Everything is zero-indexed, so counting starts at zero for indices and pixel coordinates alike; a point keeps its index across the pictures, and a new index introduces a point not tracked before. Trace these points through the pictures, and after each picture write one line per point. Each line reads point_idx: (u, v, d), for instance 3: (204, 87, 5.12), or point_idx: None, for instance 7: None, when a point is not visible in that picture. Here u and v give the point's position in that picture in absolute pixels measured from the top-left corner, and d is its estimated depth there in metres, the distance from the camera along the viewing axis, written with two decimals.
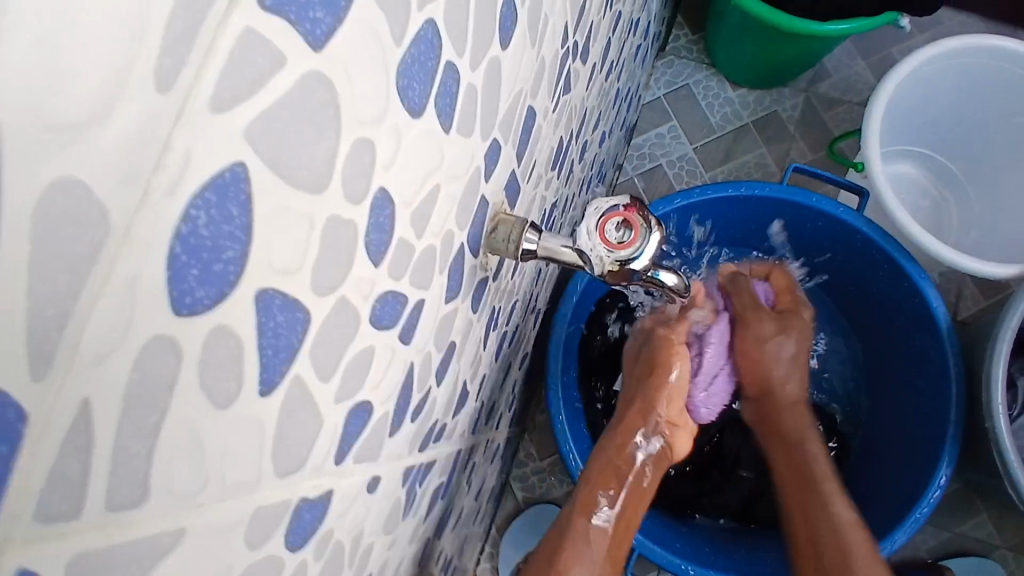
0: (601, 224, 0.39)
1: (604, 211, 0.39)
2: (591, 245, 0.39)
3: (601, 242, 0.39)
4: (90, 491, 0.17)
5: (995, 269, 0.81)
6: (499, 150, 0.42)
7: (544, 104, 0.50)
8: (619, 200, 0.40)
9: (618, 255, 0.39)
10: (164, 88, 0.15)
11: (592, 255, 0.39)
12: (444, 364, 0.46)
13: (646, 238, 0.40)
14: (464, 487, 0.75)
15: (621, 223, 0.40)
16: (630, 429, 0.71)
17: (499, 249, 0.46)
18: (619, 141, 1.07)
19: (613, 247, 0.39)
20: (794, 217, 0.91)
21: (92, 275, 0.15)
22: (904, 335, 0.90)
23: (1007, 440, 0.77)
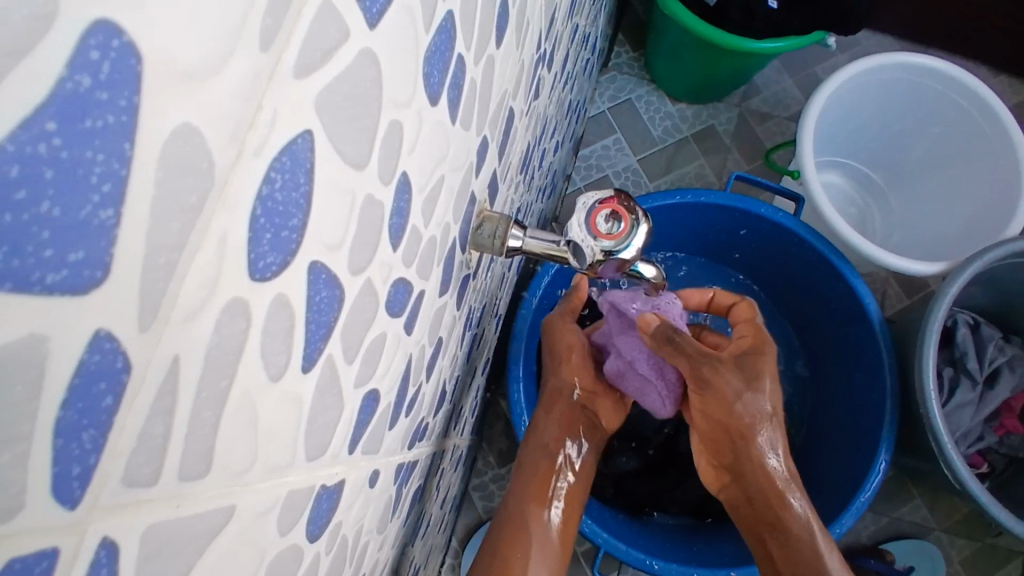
0: (590, 217, 0.41)
1: (593, 203, 0.41)
2: (582, 238, 0.41)
3: (590, 233, 0.41)
4: (168, 456, 0.16)
5: (921, 266, 0.88)
6: (486, 146, 0.43)
7: (519, 107, 0.51)
8: (605, 194, 0.41)
9: (607, 245, 0.41)
10: (265, 46, 0.15)
11: (582, 246, 0.41)
12: (432, 361, 0.46)
13: (635, 230, 0.41)
14: (433, 495, 0.75)
15: (610, 215, 0.41)
16: (560, 412, 0.70)
17: (483, 246, 0.47)
18: (568, 152, 1.10)
19: (603, 238, 0.41)
20: (738, 222, 0.96)
21: (196, 226, 0.14)
22: (841, 331, 0.95)
23: (940, 423, 0.83)
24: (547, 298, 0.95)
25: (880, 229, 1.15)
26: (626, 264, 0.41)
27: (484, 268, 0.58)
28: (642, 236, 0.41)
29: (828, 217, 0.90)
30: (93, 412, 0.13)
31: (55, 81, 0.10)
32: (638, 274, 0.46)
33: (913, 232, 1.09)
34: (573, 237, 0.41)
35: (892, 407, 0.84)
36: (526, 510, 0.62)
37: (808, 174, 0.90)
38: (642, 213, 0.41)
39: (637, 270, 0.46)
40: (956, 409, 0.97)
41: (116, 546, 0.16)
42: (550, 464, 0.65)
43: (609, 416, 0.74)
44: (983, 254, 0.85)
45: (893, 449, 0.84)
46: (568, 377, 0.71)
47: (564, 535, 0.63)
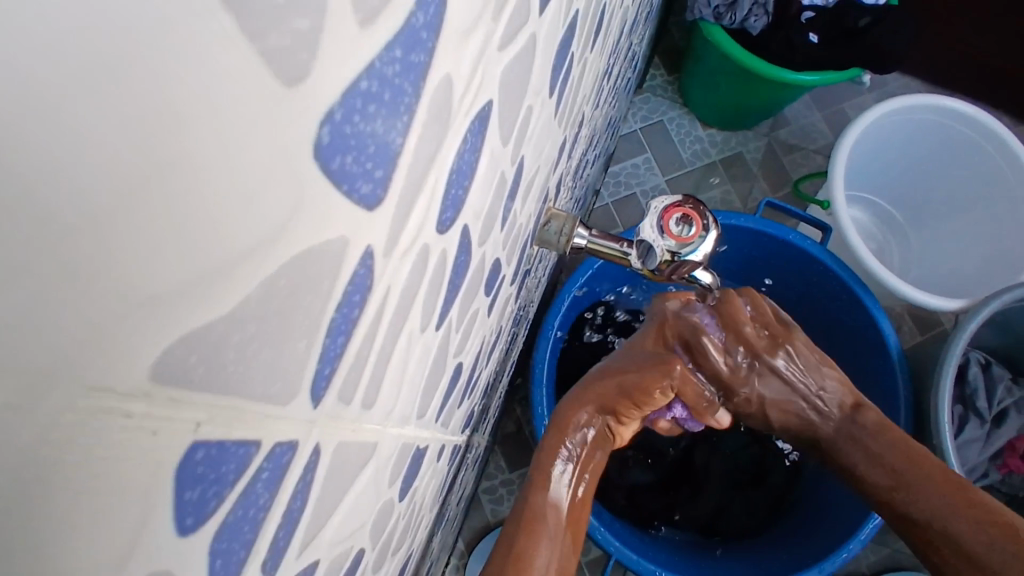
0: (660, 219, 0.43)
1: (664, 206, 0.43)
2: (652, 239, 0.43)
3: (661, 232, 0.43)
4: (362, 380, 0.18)
5: (944, 303, 0.89)
6: (564, 145, 0.45)
7: (588, 113, 0.54)
8: (675, 199, 0.43)
9: (673, 247, 0.43)
10: (494, 16, 0.17)
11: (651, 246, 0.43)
12: (491, 351, 0.47)
13: (702, 235, 0.42)
14: (455, 491, 0.76)
15: (681, 219, 0.43)
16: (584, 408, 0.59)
17: (549, 242, 0.49)
18: (600, 167, 1.12)
19: (670, 240, 0.43)
20: (765, 248, 0.98)
21: (429, 168, 0.16)
22: (857, 361, 0.97)
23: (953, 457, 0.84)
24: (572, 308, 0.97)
25: (896, 264, 1.17)
26: (689, 267, 0.43)
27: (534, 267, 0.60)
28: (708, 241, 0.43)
29: (854, 248, 0.91)
30: (349, 319, 0.15)
31: (409, 15, 0.12)
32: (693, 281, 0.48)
33: (931, 271, 1.11)
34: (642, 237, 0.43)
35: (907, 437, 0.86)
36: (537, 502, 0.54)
37: (837, 205, 0.92)
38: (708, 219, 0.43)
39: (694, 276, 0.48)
40: (964, 445, 0.99)
41: (319, 455, 0.16)
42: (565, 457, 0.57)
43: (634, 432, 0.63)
44: (1003, 295, 0.87)
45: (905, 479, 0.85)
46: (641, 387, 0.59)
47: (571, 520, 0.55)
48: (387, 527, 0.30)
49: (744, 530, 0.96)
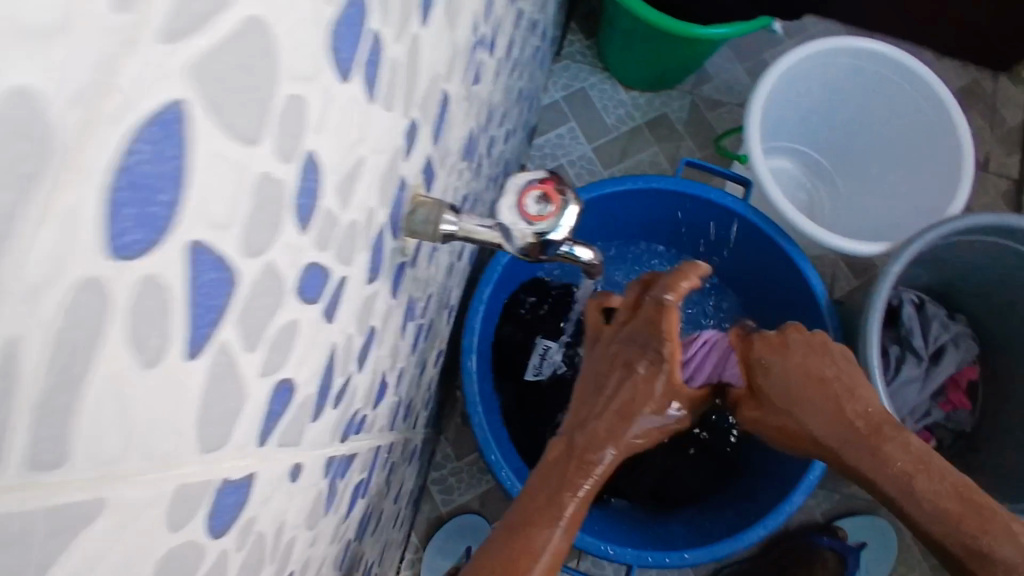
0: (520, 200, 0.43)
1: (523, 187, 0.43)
2: (512, 220, 0.43)
3: (522, 216, 0.42)
4: (6, 445, 0.16)
5: (867, 248, 0.88)
6: (417, 130, 0.42)
7: (459, 90, 0.51)
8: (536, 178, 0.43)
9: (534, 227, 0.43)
10: (118, 7, 0.15)
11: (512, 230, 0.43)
12: (366, 353, 0.45)
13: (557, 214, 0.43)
14: (384, 490, 0.74)
15: (539, 198, 0.43)
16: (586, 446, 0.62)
17: (418, 232, 0.45)
18: (521, 140, 1.09)
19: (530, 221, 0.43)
20: (690, 209, 0.96)
21: (33, 195, 0.14)
22: (789, 315, 0.96)
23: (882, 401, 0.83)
24: (500, 289, 0.95)
25: (827, 211, 1.17)
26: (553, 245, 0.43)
27: (425, 256, 0.57)
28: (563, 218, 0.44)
29: (776, 201, 0.90)
30: None
31: None
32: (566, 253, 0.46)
33: (862, 217, 1.11)
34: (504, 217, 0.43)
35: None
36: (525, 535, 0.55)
37: (755, 159, 0.90)
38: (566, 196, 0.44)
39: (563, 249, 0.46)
40: (904, 384, 0.99)
41: None
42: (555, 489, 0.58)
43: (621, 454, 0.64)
44: (924, 234, 0.87)
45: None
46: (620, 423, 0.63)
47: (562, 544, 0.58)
48: (200, 568, 0.28)
49: (691, 490, 0.95)
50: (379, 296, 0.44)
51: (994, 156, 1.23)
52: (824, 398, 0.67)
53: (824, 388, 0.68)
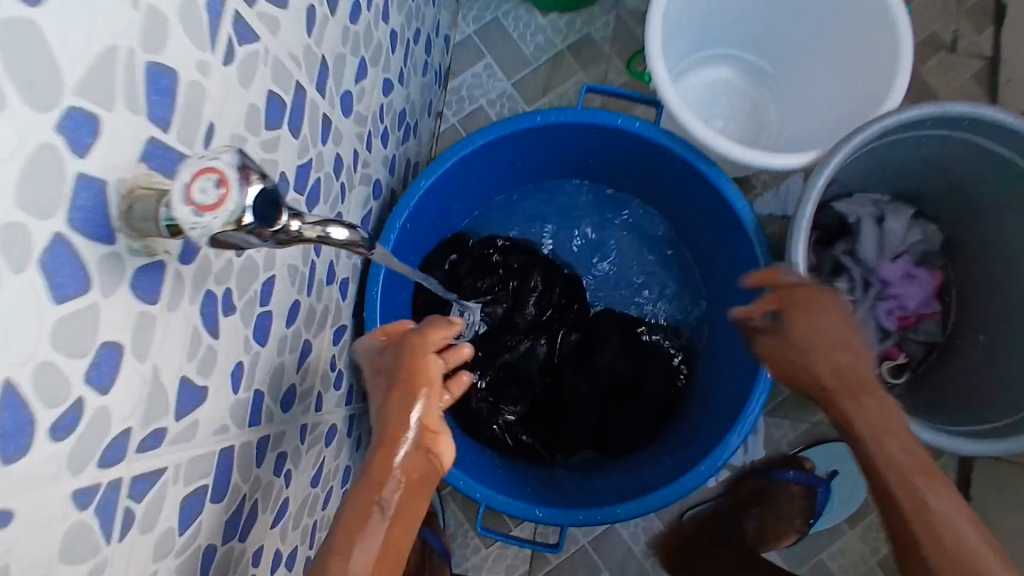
0: (186, 199, 0.32)
1: (192, 174, 0.33)
2: (192, 222, 0.32)
3: (196, 207, 0.32)
4: None
5: (788, 161, 0.79)
6: (97, 122, 0.36)
7: (201, 58, 0.44)
8: (206, 162, 0.33)
9: (232, 215, 0.33)
10: None
11: (202, 229, 0.33)
12: (118, 366, 0.41)
13: (239, 188, 0.33)
14: (281, 479, 0.72)
15: (215, 181, 0.33)
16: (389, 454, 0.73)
17: (143, 230, 0.40)
18: (426, 87, 1.01)
19: (216, 210, 0.33)
20: (600, 140, 0.87)
21: None
22: (720, 241, 0.89)
23: None
24: (405, 252, 0.90)
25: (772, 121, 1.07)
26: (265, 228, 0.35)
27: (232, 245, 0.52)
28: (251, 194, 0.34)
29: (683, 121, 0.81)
30: None
31: None
32: (300, 231, 0.38)
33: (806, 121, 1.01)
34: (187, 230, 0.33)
35: (772, 319, 0.81)
36: (343, 542, 0.67)
37: (658, 76, 0.80)
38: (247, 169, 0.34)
39: (290, 227, 0.38)
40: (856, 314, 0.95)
41: None
42: (368, 497, 0.70)
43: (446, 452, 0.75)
44: (852, 137, 0.77)
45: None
46: (405, 417, 0.74)
47: (393, 548, 0.69)
48: None
49: (632, 437, 0.91)
50: (110, 308, 0.40)
51: (962, 36, 1.08)
52: (874, 402, 0.65)
53: (856, 388, 0.66)
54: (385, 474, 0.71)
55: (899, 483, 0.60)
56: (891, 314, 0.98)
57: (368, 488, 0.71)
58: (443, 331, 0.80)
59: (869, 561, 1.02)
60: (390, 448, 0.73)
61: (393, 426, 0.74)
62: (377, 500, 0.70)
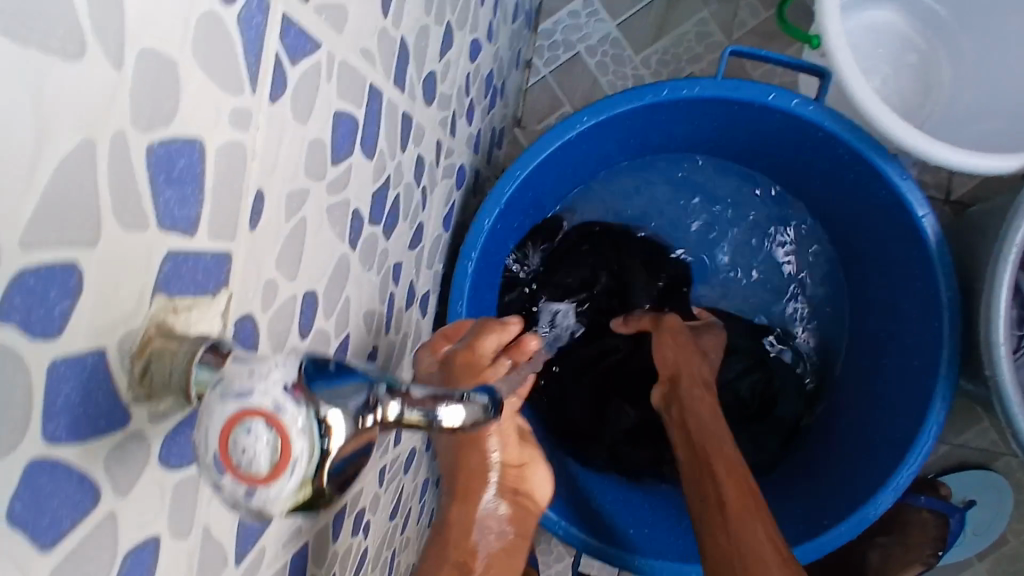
0: (225, 471, 0.20)
1: (226, 428, 0.20)
2: (248, 502, 0.20)
3: (243, 479, 0.20)
4: None
5: (995, 166, 0.65)
6: (65, 275, 0.22)
7: (237, 105, 0.29)
8: (239, 400, 0.20)
9: (310, 467, 0.20)
10: None
11: (265, 503, 0.20)
12: (153, 565, 0.30)
13: (303, 427, 0.20)
14: (360, 535, 0.63)
15: (258, 430, 0.20)
16: (468, 508, 0.65)
17: (168, 394, 0.27)
18: (516, 37, 0.82)
19: (279, 476, 0.20)
20: (745, 117, 0.73)
21: None
22: (884, 247, 0.77)
23: (1010, 387, 0.65)
24: (493, 251, 0.76)
25: (948, 87, 0.92)
26: (360, 437, 0.23)
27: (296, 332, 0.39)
28: (334, 429, 0.21)
29: (858, 100, 0.66)
30: None
31: None
32: (403, 414, 0.25)
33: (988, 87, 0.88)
34: (234, 508, 0.20)
35: (948, 348, 0.68)
36: None
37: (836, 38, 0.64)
38: (311, 384, 0.21)
39: (390, 414, 0.24)
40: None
41: None
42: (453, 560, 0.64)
43: (543, 487, 0.71)
44: None
45: (951, 399, 0.68)
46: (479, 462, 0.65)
47: None
48: None
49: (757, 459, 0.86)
50: (132, 504, 0.28)
51: None
52: (729, 448, 0.72)
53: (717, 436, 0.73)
54: (466, 531, 0.65)
55: (734, 519, 0.66)
56: None
57: (447, 544, 0.64)
58: (498, 333, 0.65)
59: None
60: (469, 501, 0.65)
61: (464, 473, 0.65)
62: (464, 560, 0.64)
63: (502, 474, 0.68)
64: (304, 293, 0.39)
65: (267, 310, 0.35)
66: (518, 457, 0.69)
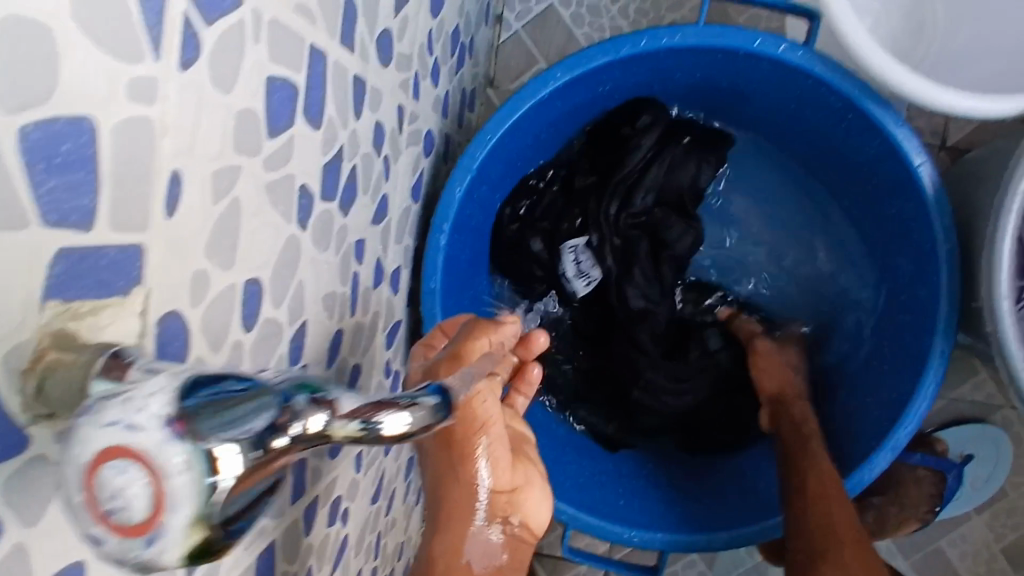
0: (95, 522, 0.18)
1: (91, 474, 0.17)
2: (133, 557, 0.18)
3: (122, 531, 0.17)
4: None
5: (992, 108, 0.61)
6: None
7: (137, 75, 0.25)
8: (108, 432, 0.18)
9: (195, 509, 0.18)
10: None
11: (158, 554, 0.18)
12: None
13: (181, 461, 0.18)
14: (338, 523, 0.60)
15: (128, 473, 0.17)
16: (460, 532, 0.59)
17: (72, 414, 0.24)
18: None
19: (156, 520, 0.18)
20: (731, 66, 0.68)
21: None
22: (880, 201, 0.74)
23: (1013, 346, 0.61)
24: (467, 220, 0.73)
25: (945, 30, 0.88)
26: (266, 463, 0.20)
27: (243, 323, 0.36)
28: (224, 463, 0.19)
29: (849, 42, 0.62)
30: None
31: None
32: (330, 427, 0.23)
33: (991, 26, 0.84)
34: (118, 562, 0.18)
35: (948, 304, 0.65)
36: None
37: None
38: (194, 414, 0.19)
39: (313, 428, 0.22)
40: None
41: None
42: None
43: (538, 513, 0.65)
44: None
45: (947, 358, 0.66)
46: (472, 479, 0.59)
47: None
48: None
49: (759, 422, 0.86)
50: (42, 537, 0.24)
51: None
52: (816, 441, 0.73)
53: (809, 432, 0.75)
54: (455, 558, 0.59)
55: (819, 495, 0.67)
56: None
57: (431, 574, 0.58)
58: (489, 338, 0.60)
59: (994, 548, 0.95)
60: (462, 525, 0.59)
61: (456, 491, 0.59)
62: None
63: (492, 500, 0.61)
64: (245, 282, 0.36)
65: (198, 304, 0.32)
66: (509, 482, 0.63)
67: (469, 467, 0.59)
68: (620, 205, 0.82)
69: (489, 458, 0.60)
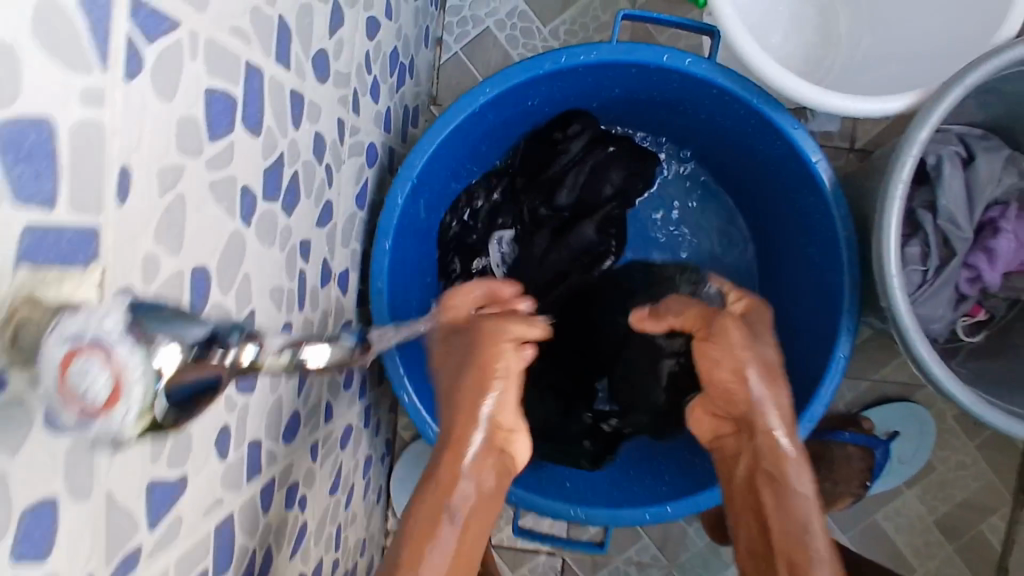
0: (72, 407, 0.24)
1: (63, 371, 0.23)
2: (103, 431, 0.24)
3: (94, 410, 0.24)
4: None
5: (871, 108, 0.69)
6: None
7: (88, 85, 0.30)
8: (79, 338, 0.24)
9: (146, 390, 0.25)
10: None
11: (121, 423, 0.25)
12: (49, 526, 0.31)
13: (137, 362, 0.25)
14: (296, 508, 0.64)
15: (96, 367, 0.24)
16: (462, 451, 0.61)
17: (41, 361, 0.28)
18: (421, 15, 0.84)
19: (119, 401, 0.24)
20: (645, 79, 0.75)
21: None
22: (785, 197, 0.81)
23: (906, 317, 0.69)
24: (410, 227, 0.78)
25: (847, 42, 0.97)
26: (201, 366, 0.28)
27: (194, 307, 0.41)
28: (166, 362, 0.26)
29: (745, 55, 0.69)
30: None
31: None
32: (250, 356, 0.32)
33: (884, 39, 0.93)
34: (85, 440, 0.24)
35: (849, 284, 0.72)
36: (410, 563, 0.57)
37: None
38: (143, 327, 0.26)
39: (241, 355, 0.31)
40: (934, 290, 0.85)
41: None
42: (438, 516, 0.59)
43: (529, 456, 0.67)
44: (963, 77, 0.66)
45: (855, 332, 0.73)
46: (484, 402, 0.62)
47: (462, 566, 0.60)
48: None
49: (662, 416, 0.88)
50: (17, 469, 0.29)
51: None
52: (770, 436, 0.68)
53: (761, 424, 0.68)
54: (454, 479, 0.61)
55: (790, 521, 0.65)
56: (971, 280, 0.87)
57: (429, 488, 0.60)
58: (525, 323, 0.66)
59: (926, 519, 1.02)
60: (464, 446, 0.61)
61: (467, 413, 0.62)
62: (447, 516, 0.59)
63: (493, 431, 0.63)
64: (193, 269, 0.41)
65: (150, 284, 0.37)
66: (511, 421, 0.64)
67: (483, 394, 0.62)
68: (544, 202, 0.89)
69: (499, 397, 0.62)
